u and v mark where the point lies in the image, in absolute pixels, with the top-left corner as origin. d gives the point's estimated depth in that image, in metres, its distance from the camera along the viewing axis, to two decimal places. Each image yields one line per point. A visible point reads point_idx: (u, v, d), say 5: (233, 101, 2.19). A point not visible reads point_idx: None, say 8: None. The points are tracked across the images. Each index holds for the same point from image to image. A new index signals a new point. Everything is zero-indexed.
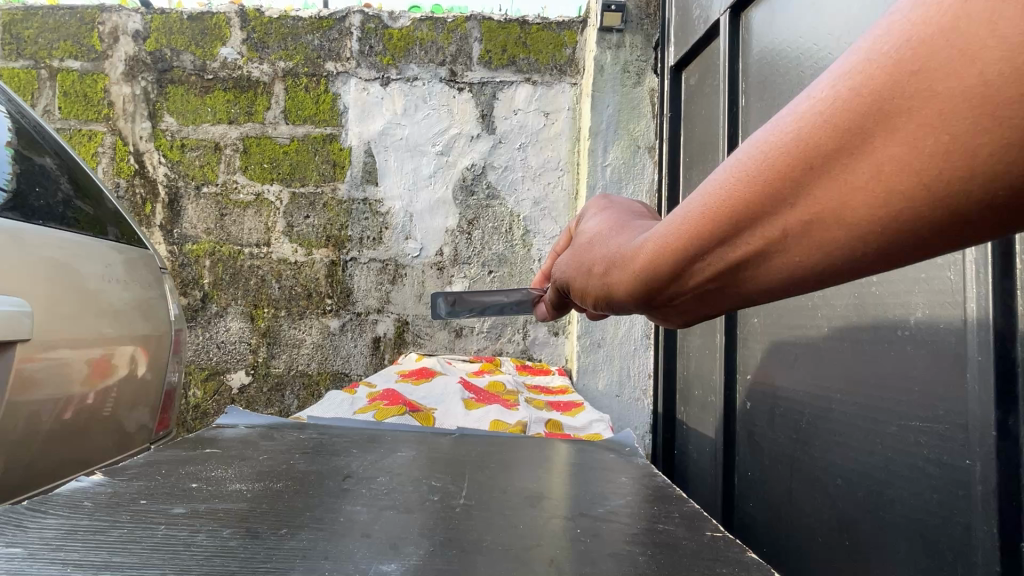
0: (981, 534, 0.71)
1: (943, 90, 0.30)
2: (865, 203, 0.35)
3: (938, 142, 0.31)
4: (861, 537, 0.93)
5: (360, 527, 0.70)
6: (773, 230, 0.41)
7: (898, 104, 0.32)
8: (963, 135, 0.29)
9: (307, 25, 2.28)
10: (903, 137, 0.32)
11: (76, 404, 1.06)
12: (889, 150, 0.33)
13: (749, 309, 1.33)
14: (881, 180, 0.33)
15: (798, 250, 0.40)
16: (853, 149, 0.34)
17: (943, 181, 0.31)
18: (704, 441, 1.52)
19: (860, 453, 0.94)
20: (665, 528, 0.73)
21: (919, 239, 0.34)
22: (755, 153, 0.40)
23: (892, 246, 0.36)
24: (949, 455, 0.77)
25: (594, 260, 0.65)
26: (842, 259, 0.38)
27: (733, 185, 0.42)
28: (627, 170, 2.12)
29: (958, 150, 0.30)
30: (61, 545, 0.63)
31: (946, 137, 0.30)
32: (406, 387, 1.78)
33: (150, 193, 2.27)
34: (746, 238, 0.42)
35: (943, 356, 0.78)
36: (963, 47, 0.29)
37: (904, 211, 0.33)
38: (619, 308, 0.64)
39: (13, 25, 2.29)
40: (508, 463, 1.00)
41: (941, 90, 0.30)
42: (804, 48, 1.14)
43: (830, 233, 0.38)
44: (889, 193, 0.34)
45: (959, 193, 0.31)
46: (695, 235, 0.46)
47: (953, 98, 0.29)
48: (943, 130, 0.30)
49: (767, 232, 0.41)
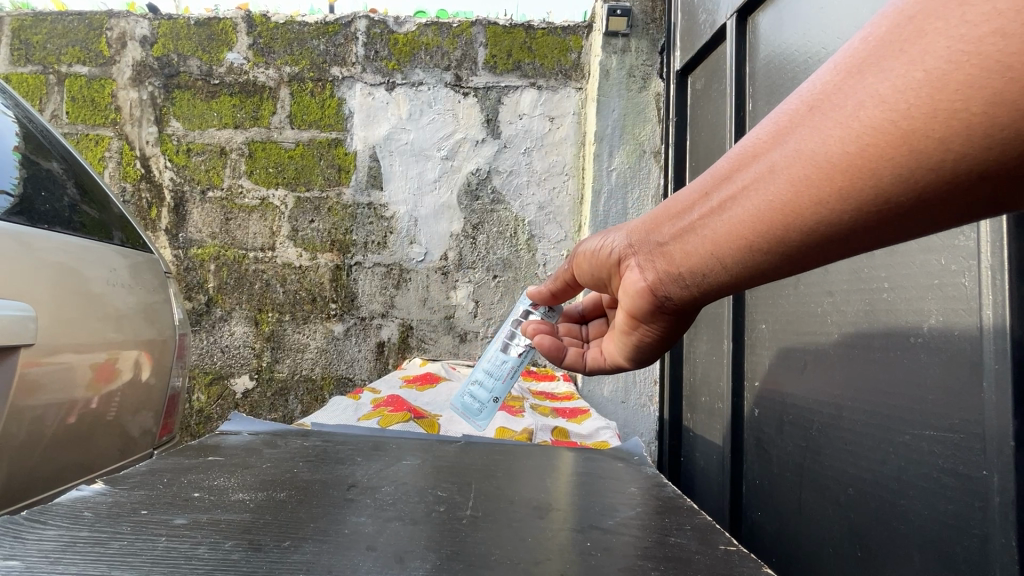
0: (999, 547, 0.69)
1: (932, 34, 0.40)
2: (844, 132, 0.45)
3: (915, 78, 0.40)
4: (873, 548, 0.91)
5: (365, 539, 0.68)
6: (787, 161, 0.50)
7: (895, 49, 0.42)
8: (938, 67, 0.39)
9: (313, 30, 2.29)
10: (889, 75, 0.42)
11: (81, 408, 1.05)
12: (875, 86, 0.43)
13: (757, 315, 1.31)
14: (861, 113, 0.44)
15: (801, 179, 0.49)
16: (850, 88, 0.45)
17: (905, 113, 0.41)
18: (711, 449, 1.50)
19: (872, 462, 0.92)
20: (677, 541, 0.72)
21: (878, 171, 0.43)
22: (794, 99, 0.52)
23: (855, 178, 0.45)
24: (965, 466, 0.75)
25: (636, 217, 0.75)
26: (816, 192, 0.48)
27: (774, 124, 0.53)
28: (633, 175, 2.11)
29: (926, 85, 0.39)
30: (60, 558, 0.62)
31: (920, 73, 0.40)
32: (410, 393, 1.77)
33: (156, 198, 2.28)
34: (755, 167, 0.54)
35: (958, 364, 0.76)
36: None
37: (886, 135, 0.42)
38: (642, 258, 0.72)
39: (22, 30, 2.31)
40: (514, 472, 0.99)
41: (931, 32, 0.40)
42: (811, 52, 1.13)
43: (813, 162, 0.48)
44: (877, 118, 0.42)
45: (928, 122, 0.39)
46: (732, 168, 0.57)
47: (938, 39, 0.39)
48: (919, 67, 0.40)
49: (783, 162, 0.51)
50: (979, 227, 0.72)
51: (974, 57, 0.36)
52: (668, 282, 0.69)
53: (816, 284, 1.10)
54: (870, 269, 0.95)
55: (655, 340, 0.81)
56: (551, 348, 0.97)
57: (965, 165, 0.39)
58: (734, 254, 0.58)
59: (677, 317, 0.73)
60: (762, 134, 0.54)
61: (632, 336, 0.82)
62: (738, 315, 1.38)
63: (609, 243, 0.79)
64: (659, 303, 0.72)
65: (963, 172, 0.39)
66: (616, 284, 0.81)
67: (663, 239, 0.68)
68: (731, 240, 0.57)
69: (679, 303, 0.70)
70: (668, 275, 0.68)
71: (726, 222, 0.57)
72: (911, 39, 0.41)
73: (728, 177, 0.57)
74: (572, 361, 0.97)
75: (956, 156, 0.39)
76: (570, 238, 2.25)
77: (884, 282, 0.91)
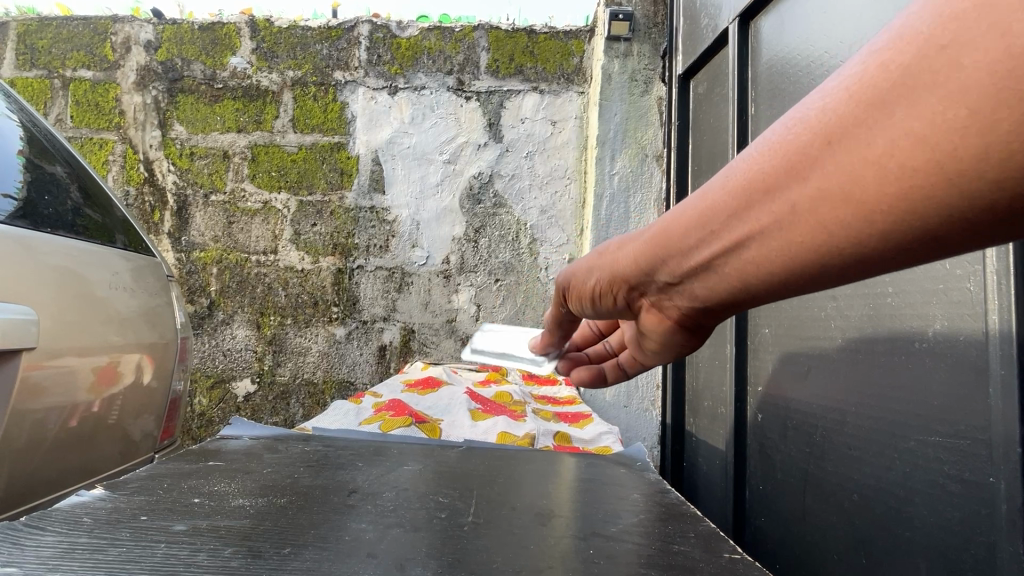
0: (1007, 556, 0.68)
1: (969, 63, 0.30)
2: (872, 177, 0.36)
3: (958, 116, 0.31)
4: (878, 556, 0.90)
5: (366, 546, 0.68)
6: (790, 210, 0.41)
7: (925, 75, 0.33)
8: (984, 110, 0.30)
9: (316, 34, 2.30)
10: (924, 109, 0.33)
11: (82, 412, 1.05)
12: (905, 123, 0.34)
13: (760, 320, 1.30)
14: (894, 154, 0.34)
15: (813, 231, 0.40)
16: (873, 122, 0.35)
17: (955, 156, 0.32)
18: (714, 454, 1.49)
19: (877, 469, 0.91)
20: (681, 549, 0.71)
21: (914, 224, 0.35)
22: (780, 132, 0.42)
23: (887, 231, 0.37)
24: (972, 472, 0.74)
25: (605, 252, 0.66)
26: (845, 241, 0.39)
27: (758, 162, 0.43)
28: (635, 179, 2.11)
29: (978, 123, 0.30)
30: (58, 565, 0.61)
31: (961, 112, 0.31)
32: (412, 397, 1.77)
33: (159, 201, 2.28)
34: (750, 217, 0.44)
35: (964, 369, 0.76)
36: (995, 22, 0.29)
37: (922, 185, 0.33)
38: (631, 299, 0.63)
39: (28, 35, 2.33)
40: (515, 478, 0.98)
41: (966, 62, 0.30)
42: (814, 56, 1.13)
43: (834, 208, 0.38)
44: (904, 167, 0.34)
45: (979, 172, 0.31)
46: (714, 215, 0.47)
47: (978, 72, 0.30)
48: (959, 107, 0.31)
49: (783, 211, 0.42)
50: None
51: None
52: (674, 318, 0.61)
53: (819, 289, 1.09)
54: None
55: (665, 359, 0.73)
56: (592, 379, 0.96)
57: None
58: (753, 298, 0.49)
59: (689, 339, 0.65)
60: (749, 172, 0.44)
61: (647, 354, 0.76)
62: (741, 319, 1.38)
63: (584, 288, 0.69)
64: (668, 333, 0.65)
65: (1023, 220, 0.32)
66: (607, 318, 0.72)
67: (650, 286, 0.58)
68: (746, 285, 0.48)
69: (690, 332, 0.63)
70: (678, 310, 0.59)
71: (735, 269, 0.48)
72: (940, 70, 0.32)
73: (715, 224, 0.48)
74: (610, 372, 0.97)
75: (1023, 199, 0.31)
76: (572, 242, 2.25)
77: (888, 286, 0.91)
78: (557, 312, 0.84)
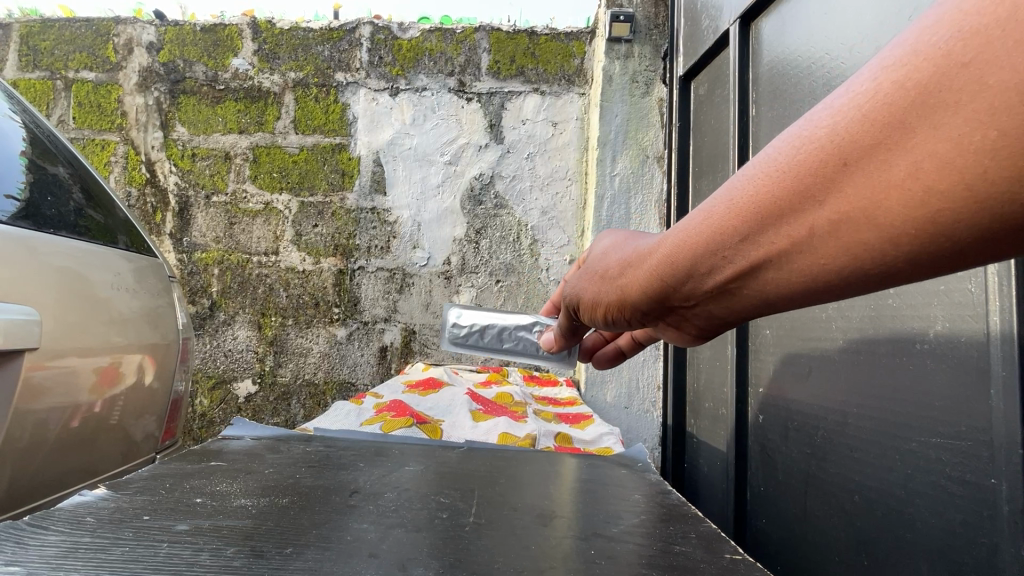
0: (1008, 557, 0.68)
1: (994, 83, 0.30)
2: (898, 199, 0.36)
3: (985, 139, 0.31)
4: (879, 557, 0.90)
5: (367, 546, 0.68)
6: (811, 230, 0.41)
7: (946, 95, 0.32)
8: (1012, 132, 0.30)
9: (317, 36, 2.31)
10: (949, 130, 0.33)
11: (84, 412, 1.06)
12: (929, 145, 0.34)
13: (761, 321, 1.31)
14: (921, 174, 0.34)
15: (837, 251, 0.41)
16: (894, 142, 0.35)
17: (982, 178, 0.32)
18: (715, 455, 1.49)
19: (878, 470, 0.91)
20: (682, 549, 0.71)
21: (942, 243, 0.36)
22: (790, 150, 0.42)
23: (914, 250, 0.37)
24: (974, 474, 0.74)
25: (609, 264, 0.66)
26: (870, 257, 0.39)
27: (770, 181, 0.43)
28: (636, 180, 2.11)
29: (1007, 147, 0.30)
30: (61, 564, 0.61)
31: (989, 134, 0.31)
32: (413, 398, 1.77)
33: (160, 202, 2.29)
34: (770, 233, 0.44)
35: (965, 370, 0.76)
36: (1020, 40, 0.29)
37: (950, 208, 0.34)
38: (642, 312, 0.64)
39: (31, 37, 2.34)
40: (516, 479, 0.98)
41: (992, 82, 0.30)
42: (815, 57, 1.13)
43: (859, 227, 0.39)
44: (929, 190, 0.34)
45: (1009, 194, 0.31)
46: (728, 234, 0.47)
47: (1003, 93, 0.30)
48: (985, 128, 0.31)
49: (804, 232, 0.42)
50: None
51: None
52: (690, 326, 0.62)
53: None
54: None
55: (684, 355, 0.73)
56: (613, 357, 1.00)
57: None
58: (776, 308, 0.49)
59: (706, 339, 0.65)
60: (760, 190, 0.44)
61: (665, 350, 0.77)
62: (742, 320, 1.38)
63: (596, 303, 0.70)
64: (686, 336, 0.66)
65: None
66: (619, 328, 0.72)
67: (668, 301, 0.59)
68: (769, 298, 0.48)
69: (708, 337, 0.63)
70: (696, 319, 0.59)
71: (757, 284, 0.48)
72: (963, 89, 0.32)
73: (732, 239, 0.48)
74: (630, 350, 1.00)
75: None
76: (573, 243, 2.25)
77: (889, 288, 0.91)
78: (567, 322, 0.85)
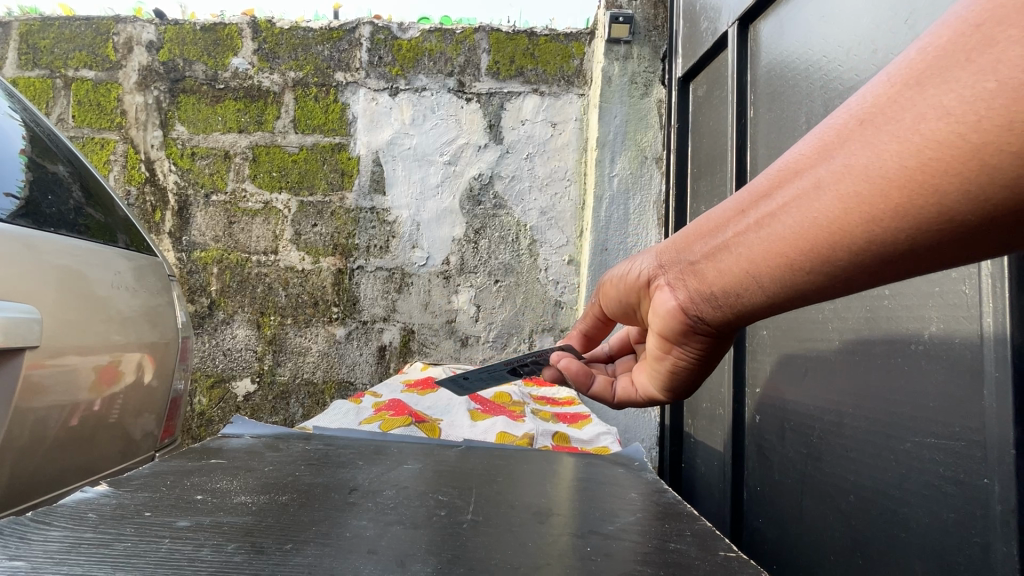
0: (1001, 556, 0.69)
1: (1002, 41, 0.37)
2: (900, 150, 0.43)
3: (986, 88, 0.38)
4: (874, 557, 0.91)
5: (367, 543, 0.69)
6: (826, 182, 0.49)
7: (961, 58, 0.40)
8: (1006, 80, 0.36)
9: (317, 36, 2.32)
10: (958, 85, 0.40)
11: (83, 410, 1.06)
12: (938, 100, 0.41)
13: (758, 322, 1.31)
14: (926, 124, 0.41)
15: (843, 202, 0.47)
16: (908, 102, 0.43)
17: (974, 126, 0.38)
18: (712, 455, 1.50)
19: (873, 470, 0.92)
20: (677, 547, 0.72)
21: (937, 191, 0.41)
22: (832, 119, 0.51)
23: (910, 199, 0.43)
24: (966, 473, 0.75)
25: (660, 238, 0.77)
26: (871, 209, 0.46)
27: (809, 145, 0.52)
28: (635, 181, 2.12)
29: (1000, 94, 0.37)
30: (64, 559, 0.62)
31: (991, 83, 0.37)
32: (411, 397, 1.77)
33: (159, 201, 2.29)
34: (799, 183, 0.52)
35: (959, 371, 0.77)
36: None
37: (945, 154, 0.40)
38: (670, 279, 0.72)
39: (30, 35, 2.34)
40: (514, 477, 0.99)
41: (1002, 39, 0.37)
42: (813, 60, 1.14)
43: (867, 176, 0.45)
44: (930, 136, 0.41)
45: (995, 139, 0.37)
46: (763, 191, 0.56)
47: (1005, 49, 0.37)
48: (989, 78, 0.37)
49: (821, 184, 0.49)
50: None
51: None
52: (700, 302, 0.67)
53: None
54: None
55: (689, 367, 0.77)
56: (579, 373, 0.91)
57: None
58: (782, 271, 0.55)
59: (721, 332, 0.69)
60: (800, 154, 0.53)
61: (665, 362, 0.79)
62: None
63: (634, 270, 0.79)
64: (692, 325, 0.71)
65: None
66: (647, 308, 0.80)
67: (695, 258, 0.67)
68: (776, 259, 0.55)
69: (712, 325, 0.68)
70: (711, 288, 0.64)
71: (771, 237, 0.55)
72: (976, 49, 0.39)
73: (769, 193, 0.55)
74: (599, 390, 0.93)
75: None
76: (572, 243, 2.25)
77: (885, 289, 0.92)
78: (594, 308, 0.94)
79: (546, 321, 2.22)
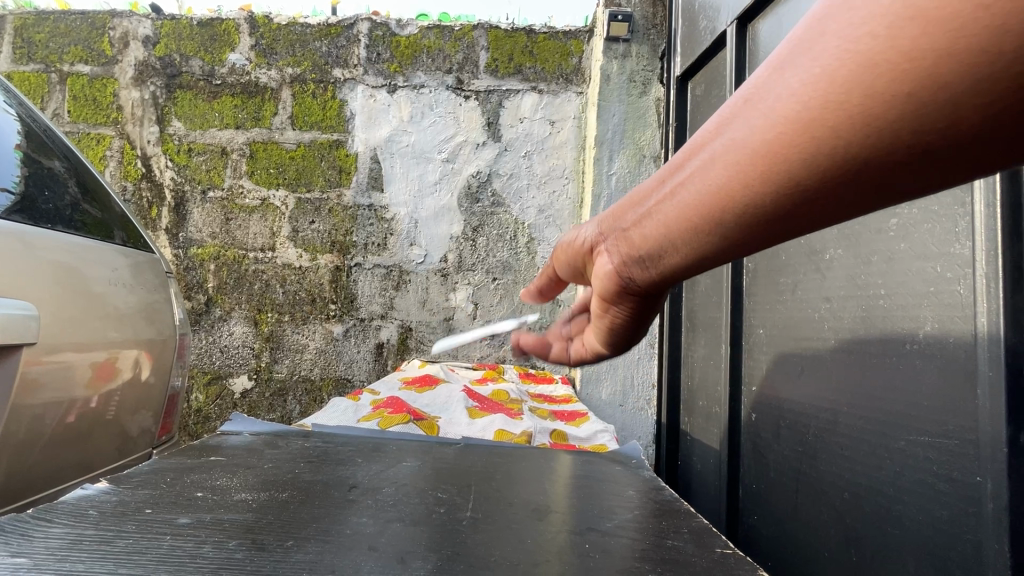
0: (992, 553, 0.70)
1: (846, 24, 0.39)
2: (767, 123, 0.43)
3: (836, 66, 0.39)
4: (868, 553, 0.92)
5: (367, 539, 0.69)
6: (710, 157, 0.49)
7: (816, 37, 0.41)
8: (849, 58, 0.38)
9: (315, 32, 2.30)
10: (812, 63, 0.40)
11: (80, 407, 1.06)
12: (795, 77, 0.42)
13: (755, 320, 1.32)
14: (788, 99, 0.42)
15: (723, 175, 0.48)
16: (774, 81, 0.44)
17: (824, 100, 0.39)
18: (708, 453, 1.50)
19: (867, 468, 0.93)
20: (675, 544, 0.72)
21: (795, 157, 0.42)
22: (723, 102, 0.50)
23: (776, 168, 0.43)
24: (959, 471, 0.76)
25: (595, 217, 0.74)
26: (745, 176, 0.46)
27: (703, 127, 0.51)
28: (633, 180, 2.12)
29: (845, 72, 0.38)
30: (66, 556, 0.62)
31: (835, 62, 0.39)
32: (409, 394, 1.78)
33: (156, 197, 2.28)
34: (689, 163, 0.52)
35: (953, 370, 0.77)
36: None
37: (803, 124, 0.41)
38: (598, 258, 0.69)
39: (25, 29, 2.32)
40: (513, 475, 0.99)
41: (845, 24, 0.39)
42: None
43: (742, 150, 0.45)
44: (792, 109, 0.41)
45: (847, 110, 0.38)
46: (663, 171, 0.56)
47: (848, 33, 0.38)
48: (836, 56, 0.39)
49: (706, 159, 0.49)
50: (975, 236, 0.73)
51: (882, 49, 0.36)
52: (624, 272, 0.64)
53: (813, 290, 1.10)
54: (867, 275, 0.96)
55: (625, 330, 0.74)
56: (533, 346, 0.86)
57: (884, 147, 0.38)
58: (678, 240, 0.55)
59: (646, 298, 0.67)
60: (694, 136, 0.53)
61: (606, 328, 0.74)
62: (736, 319, 1.39)
63: (569, 249, 0.75)
64: (620, 294, 0.67)
65: (885, 157, 0.38)
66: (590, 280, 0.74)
67: (612, 237, 0.65)
68: (671, 228, 0.54)
69: (639, 293, 0.66)
70: (625, 259, 0.63)
71: (668, 212, 0.54)
72: (825, 31, 0.40)
73: (666, 175, 0.55)
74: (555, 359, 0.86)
75: (869, 138, 0.38)
76: None
77: (881, 289, 0.92)
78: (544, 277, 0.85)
79: (544, 319, 2.23)
